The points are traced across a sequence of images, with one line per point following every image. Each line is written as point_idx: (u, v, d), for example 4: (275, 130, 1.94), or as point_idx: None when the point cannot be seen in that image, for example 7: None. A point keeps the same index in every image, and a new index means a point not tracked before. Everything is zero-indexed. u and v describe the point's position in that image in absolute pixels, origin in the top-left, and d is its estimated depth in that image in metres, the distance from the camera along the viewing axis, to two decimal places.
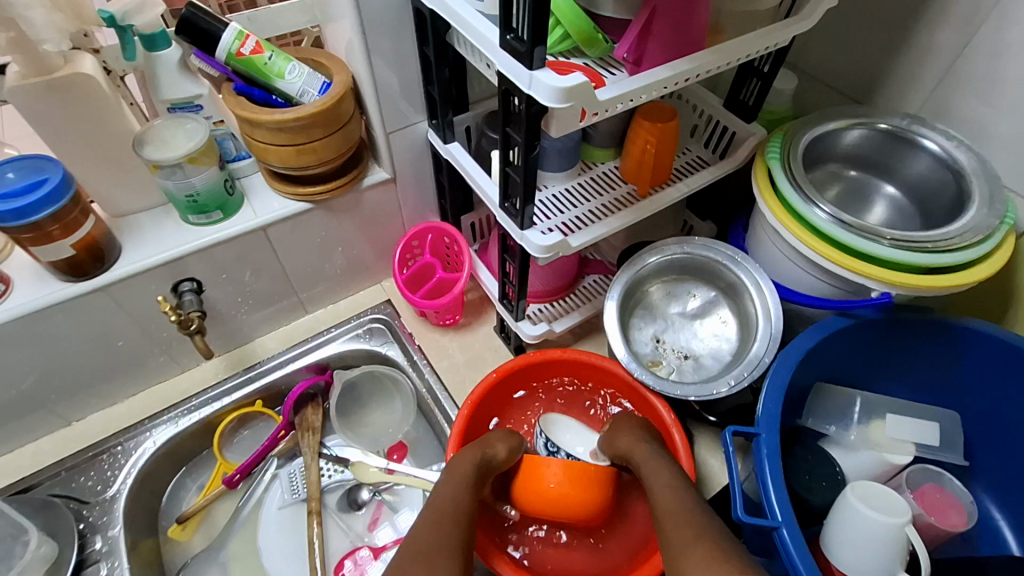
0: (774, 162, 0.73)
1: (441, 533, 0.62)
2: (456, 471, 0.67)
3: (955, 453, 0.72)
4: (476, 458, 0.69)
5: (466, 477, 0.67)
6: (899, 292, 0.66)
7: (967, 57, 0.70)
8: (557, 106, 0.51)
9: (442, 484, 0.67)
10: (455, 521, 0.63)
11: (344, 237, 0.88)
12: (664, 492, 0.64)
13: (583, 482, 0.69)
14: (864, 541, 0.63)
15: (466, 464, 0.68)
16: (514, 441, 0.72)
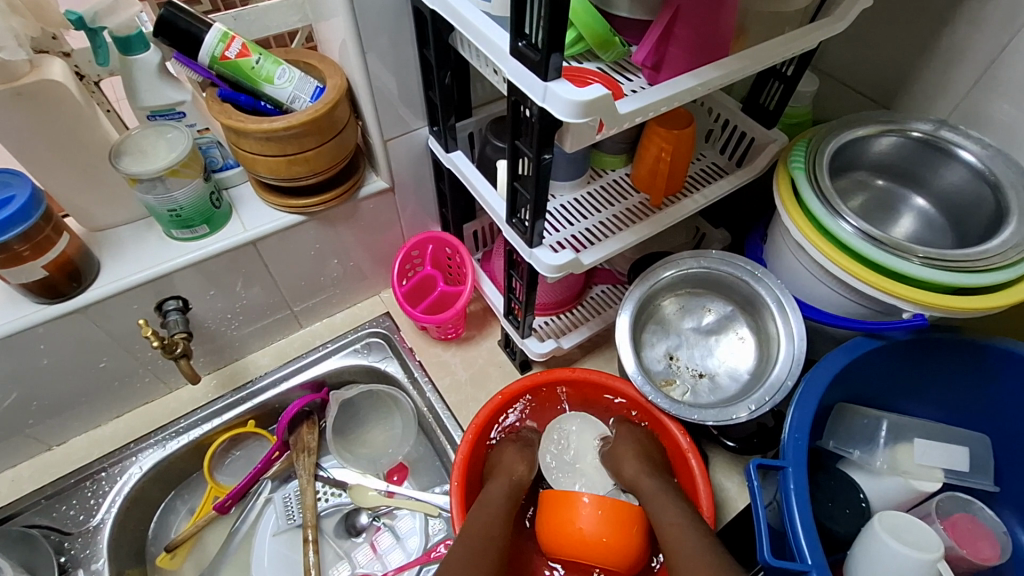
0: (798, 171, 0.69)
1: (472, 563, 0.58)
2: (488, 502, 0.65)
3: (986, 478, 0.69)
4: (511, 492, 0.68)
5: (495, 509, 0.64)
6: (933, 314, 0.62)
7: (1004, 60, 0.66)
8: (574, 121, 0.46)
9: (471, 510, 0.64)
10: (489, 553, 0.60)
11: (340, 248, 0.83)
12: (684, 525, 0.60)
13: (614, 529, 0.63)
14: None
15: (501, 496, 0.66)
16: (530, 458, 0.73)
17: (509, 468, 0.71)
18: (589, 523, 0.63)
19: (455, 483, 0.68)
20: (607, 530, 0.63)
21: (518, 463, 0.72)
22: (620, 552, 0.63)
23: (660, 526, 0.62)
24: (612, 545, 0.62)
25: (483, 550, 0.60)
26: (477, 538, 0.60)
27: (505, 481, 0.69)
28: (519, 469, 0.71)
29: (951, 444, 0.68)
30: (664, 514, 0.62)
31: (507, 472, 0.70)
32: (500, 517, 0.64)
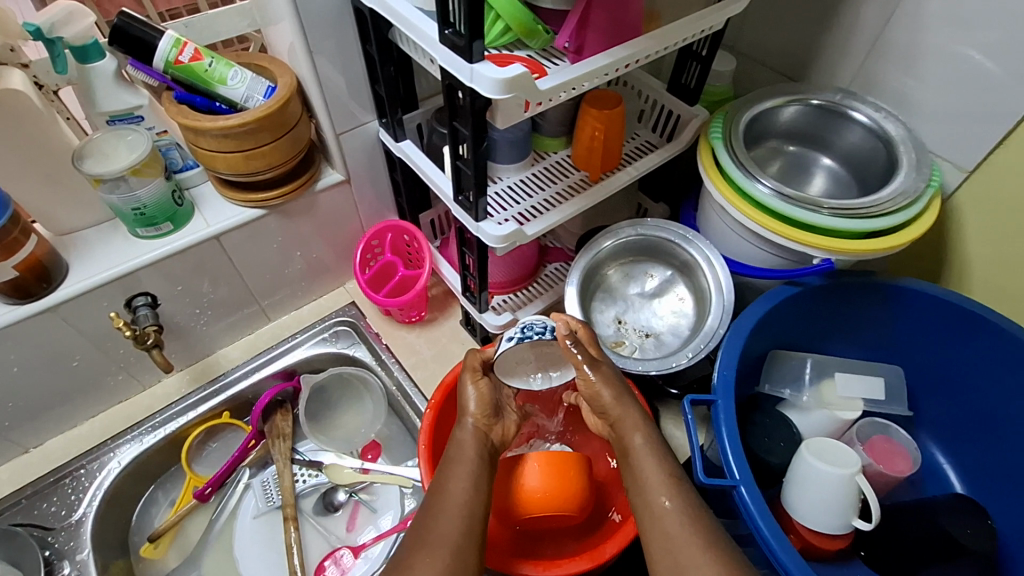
0: (717, 141, 0.76)
1: (446, 530, 0.57)
2: (457, 462, 0.63)
3: (901, 404, 0.76)
4: (481, 444, 0.66)
5: (466, 465, 0.63)
6: (839, 258, 0.70)
7: (889, 32, 0.74)
8: (498, 97, 0.51)
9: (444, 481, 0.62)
10: (467, 513, 0.59)
11: (301, 241, 0.88)
12: (666, 477, 0.61)
13: (560, 480, 0.67)
14: (820, 496, 0.65)
15: (468, 451, 0.65)
16: (485, 392, 0.69)
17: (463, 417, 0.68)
18: (533, 474, 0.67)
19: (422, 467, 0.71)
20: (551, 481, 0.67)
21: (468, 407, 0.68)
22: (568, 500, 0.67)
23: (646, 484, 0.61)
24: (560, 494, 0.67)
25: (456, 512, 0.59)
26: (451, 501, 0.59)
27: (469, 434, 0.66)
28: (470, 415, 0.68)
29: (869, 376, 0.76)
30: (644, 478, 0.61)
31: (468, 426, 0.67)
32: (469, 469, 0.62)
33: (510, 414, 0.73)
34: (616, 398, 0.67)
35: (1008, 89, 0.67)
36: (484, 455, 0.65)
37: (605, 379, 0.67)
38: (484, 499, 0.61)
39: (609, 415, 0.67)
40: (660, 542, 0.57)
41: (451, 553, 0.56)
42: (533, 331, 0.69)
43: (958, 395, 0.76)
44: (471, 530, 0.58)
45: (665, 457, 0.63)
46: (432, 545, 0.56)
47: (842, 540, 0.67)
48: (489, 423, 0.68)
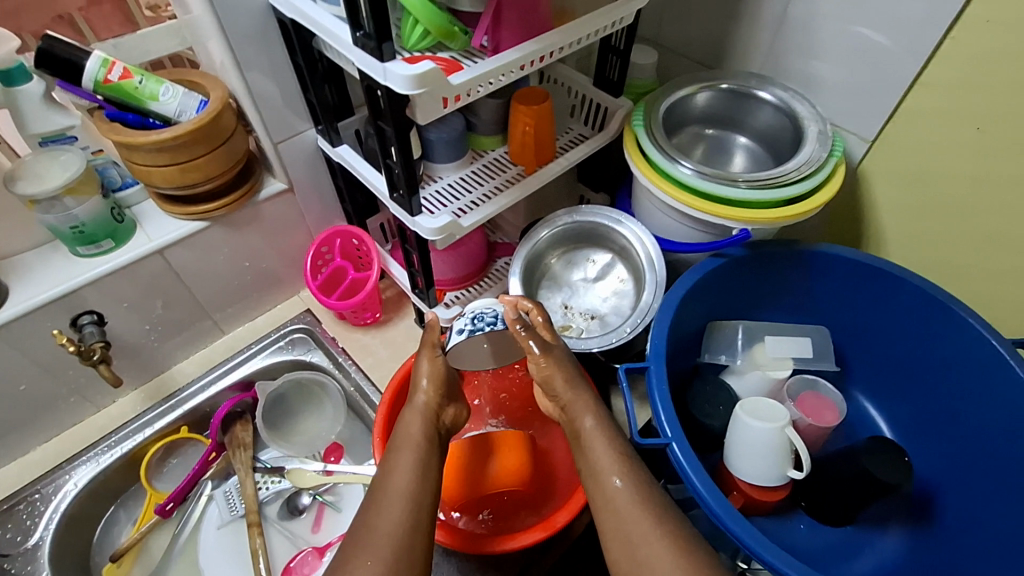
0: (639, 128, 0.80)
1: (389, 520, 0.56)
2: (404, 445, 0.63)
3: (827, 361, 0.81)
4: (430, 424, 0.66)
5: (413, 449, 0.62)
6: (755, 229, 0.75)
7: (790, 16, 0.80)
8: (413, 93, 0.54)
9: (389, 465, 0.61)
10: (412, 505, 0.58)
11: (249, 251, 0.89)
12: (618, 454, 0.61)
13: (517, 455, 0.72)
14: (755, 451, 0.69)
15: (416, 432, 0.64)
16: (439, 371, 0.70)
17: (414, 396, 0.67)
18: (481, 457, 0.71)
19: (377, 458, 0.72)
20: (510, 456, 0.71)
21: (419, 385, 0.68)
22: (517, 476, 0.70)
23: (597, 468, 0.60)
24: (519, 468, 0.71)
25: (400, 502, 0.58)
26: (395, 491, 0.58)
27: (418, 414, 0.66)
28: (421, 393, 0.68)
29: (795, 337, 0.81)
30: (595, 460, 0.61)
31: (418, 404, 0.67)
32: (417, 454, 0.62)
33: (463, 398, 0.73)
34: (568, 382, 0.67)
35: (896, 62, 0.73)
36: (432, 439, 0.64)
37: (557, 362, 0.68)
38: (433, 484, 0.60)
39: (560, 398, 0.68)
40: (610, 518, 0.57)
41: (394, 550, 0.54)
42: (483, 322, 0.69)
43: (881, 349, 0.81)
44: (417, 516, 0.57)
45: (614, 438, 0.63)
46: (374, 543, 0.55)
47: (781, 492, 0.71)
48: (439, 402, 0.68)
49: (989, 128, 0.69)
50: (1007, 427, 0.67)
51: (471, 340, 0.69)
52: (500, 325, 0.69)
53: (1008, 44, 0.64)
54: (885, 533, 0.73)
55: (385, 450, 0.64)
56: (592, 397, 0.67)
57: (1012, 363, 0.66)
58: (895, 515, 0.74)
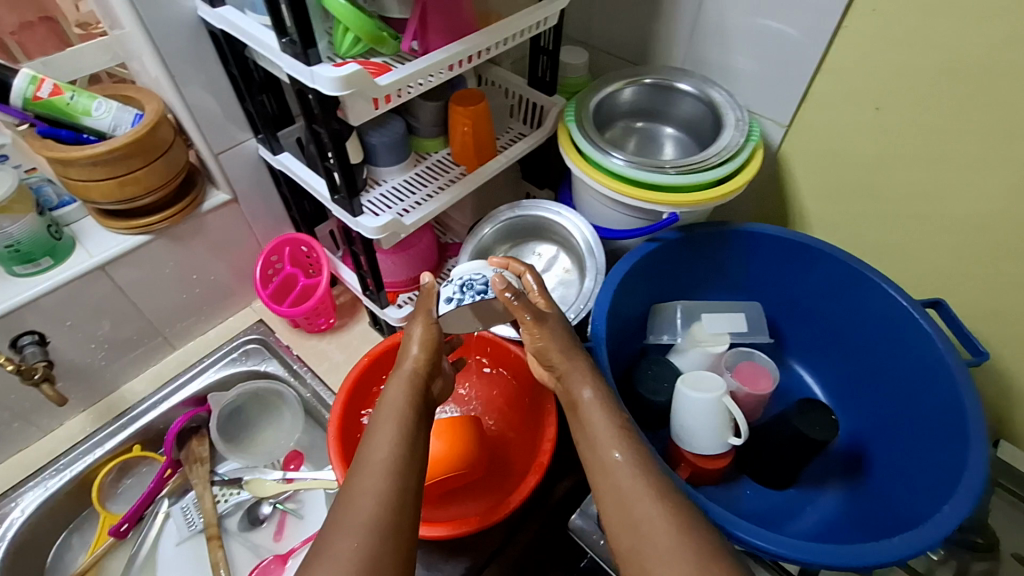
0: (571, 123, 0.84)
1: (369, 495, 0.52)
2: (386, 413, 0.60)
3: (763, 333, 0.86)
4: (417, 391, 0.63)
5: (398, 420, 0.59)
6: (684, 211, 0.79)
7: (703, 13, 0.85)
8: (340, 93, 0.55)
9: (372, 435, 0.58)
10: (396, 482, 0.54)
11: (196, 264, 0.89)
12: (619, 428, 0.59)
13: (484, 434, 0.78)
14: (699, 423, 0.72)
15: (400, 400, 0.61)
16: (428, 339, 0.68)
17: (403, 362, 0.65)
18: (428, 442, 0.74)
19: (332, 452, 0.72)
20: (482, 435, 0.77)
21: (411, 348, 0.67)
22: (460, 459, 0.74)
23: (597, 442, 0.59)
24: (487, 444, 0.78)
25: (381, 476, 0.54)
26: (375, 464, 0.55)
27: (405, 380, 0.63)
28: (412, 357, 0.66)
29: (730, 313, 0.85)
30: (593, 432, 0.59)
31: (407, 369, 0.64)
32: (401, 422, 0.59)
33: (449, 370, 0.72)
34: (568, 354, 0.65)
35: (799, 51, 0.78)
36: (419, 409, 0.61)
37: (550, 333, 0.66)
38: (418, 457, 0.57)
39: (557, 369, 0.66)
40: (610, 499, 0.55)
41: (377, 530, 0.50)
42: (473, 288, 0.71)
43: (808, 318, 0.86)
44: (402, 489, 0.53)
45: (612, 409, 0.61)
46: (353, 521, 0.50)
47: (723, 459, 0.74)
48: (428, 369, 0.65)
49: (885, 108, 0.76)
50: (917, 378, 0.73)
51: (460, 309, 0.71)
52: (490, 293, 0.71)
53: (891, 30, 0.70)
54: (823, 490, 0.77)
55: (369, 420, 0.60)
56: (593, 369, 0.66)
57: (916, 317, 0.71)
58: (832, 473, 0.79)
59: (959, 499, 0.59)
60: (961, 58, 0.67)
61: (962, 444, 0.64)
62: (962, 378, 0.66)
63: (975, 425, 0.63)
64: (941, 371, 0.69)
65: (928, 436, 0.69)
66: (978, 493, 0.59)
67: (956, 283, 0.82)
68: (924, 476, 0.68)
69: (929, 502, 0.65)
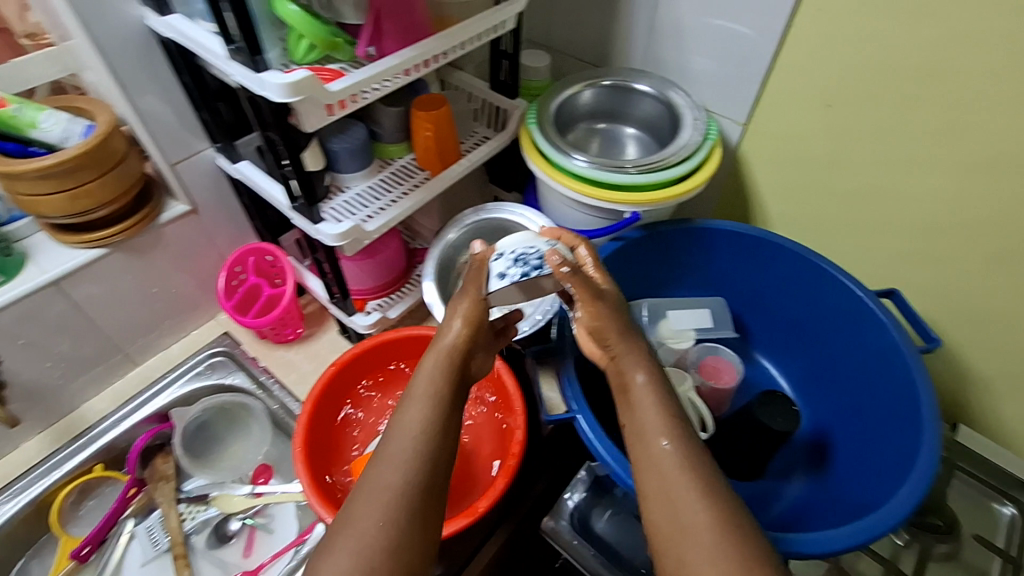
0: (532, 126, 0.84)
1: (393, 477, 0.52)
2: (419, 391, 0.58)
3: (726, 328, 0.87)
4: (455, 367, 0.60)
5: (429, 400, 0.57)
6: (645, 211, 0.81)
7: (659, 15, 0.87)
8: (290, 100, 0.55)
9: (403, 413, 0.57)
10: (425, 467, 0.54)
11: (157, 277, 0.88)
12: (670, 418, 0.57)
13: None
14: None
15: (437, 380, 0.59)
16: (475, 313, 0.63)
17: (444, 333, 0.62)
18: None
19: (299, 467, 0.71)
20: None
21: (455, 319, 0.62)
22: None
23: (643, 434, 0.56)
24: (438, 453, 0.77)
25: (407, 458, 0.53)
26: (403, 443, 0.54)
27: (444, 354, 0.60)
28: (455, 328, 0.62)
29: (694, 309, 0.87)
30: (641, 420, 0.57)
31: (448, 340, 0.61)
32: (433, 403, 0.57)
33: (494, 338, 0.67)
34: (620, 334, 0.63)
35: (752, 51, 0.80)
36: (455, 387, 0.59)
37: (608, 311, 0.63)
38: (449, 437, 0.57)
39: (612, 349, 0.63)
40: (653, 491, 0.53)
41: (402, 513, 0.51)
42: (529, 262, 0.65)
43: (770, 312, 0.88)
44: (426, 471, 0.53)
45: (666, 398, 0.59)
46: (377, 495, 0.51)
47: None
48: (473, 343, 0.62)
49: (836, 105, 0.78)
50: (875, 365, 0.75)
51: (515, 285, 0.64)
52: (545, 270, 0.64)
53: (838, 30, 0.72)
54: (789, 481, 0.79)
55: (402, 396, 0.59)
56: (646, 351, 0.62)
57: (872, 306, 0.74)
58: (798, 464, 0.80)
59: (913, 485, 0.60)
60: (903, 56, 0.69)
61: (917, 429, 0.66)
62: (916, 365, 0.69)
63: (928, 412, 0.65)
64: (896, 358, 0.71)
65: (887, 424, 0.71)
66: (931, 477, 0.60)
67: (909, 273, 0.85)
68: (884, 462, 0.69)
69: (887, 488, 0.66)
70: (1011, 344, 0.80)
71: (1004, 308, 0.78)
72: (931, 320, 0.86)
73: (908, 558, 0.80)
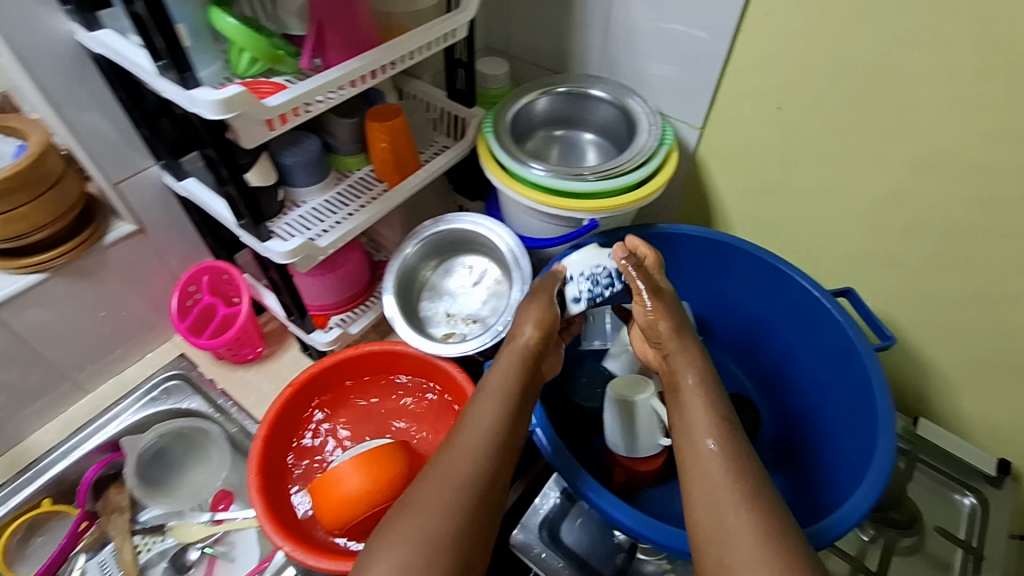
0: (489, 134, 0.83)
1: (463, 457, 0.59)
2: (492, 386, 0.65)
3: None
4: (525, 366, 0.67)
5: (501, 394, 0.64)
6: (603, 218, 0.80)
7: (613, 21, 0.86)
8: (222, 117, 0.54)
9: (475, 407, 0.63)
10: (494, 453, 0.60)
11: (104, 301, 0.84)
12: (721, 419, 0.59)
13: (377, 459, 0.71)
14: (642, 423, 0.72)
15: (510, 374, 0.66)
16: (543, 319, 0.70)
17: (518, 336, 0.69)
18: (352, 478, 0.70)
19: (254, 495, 0.70)
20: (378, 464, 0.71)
21: (525, 325, 0.70)
22: (393, 486, 0.71)
23: (691, 433, 0.59)
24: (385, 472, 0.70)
25: (477, 441, 0.60)
26: (476, 432, 0.60)
27: (516, 353, 0.68)
28: (525, 333, 0.69)
29: None
30: (690, 418, 0.60)
31: (520, 341, 0.69)
32: (505, 397, 0.63)
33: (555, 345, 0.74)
34: (674, 337, 0.67)
35: (704, 54, 0.80)
36: (525, 386, 0.66)
37: (664, 309, 0.68)
38: (513, 431, 0.62)
39: (664, 347, 0.67)
40: (698, 491, 0.55)
41: (467, 492, 0.57)
42: (601, 283, 0.75)
43: (733, 314, 0.88)
44: (492, 460, 0.59)
45: (715, 398, 0.61)
46: (447, 479, 0.57)
47: (659, 460, 0.75)
48: (540, 346, 0.69)
49: (787, 107, 0.78)
50: (833, 365, 0.75)
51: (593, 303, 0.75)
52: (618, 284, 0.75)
53: (786, 30, 0.72)
54: None
55: (476, 390, 0.66)
56: (698, 356, 0.65)
57: (828, 306, 0.74)
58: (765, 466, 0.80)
59: (868, 487, 0.61)
60: (850, 54, 0.69)
61: (873, 428, 0.66)
62: (872, 365, 0.69)
63: (882, 411, 0.66)
64: (852, 357, 0.72)
65: (846, 424, 0.72)
66: (885, 479, 0.61)
67: (866, 271, 0.86)
68: (847, 462, 0.70)
69: (849, 486, 0.67)
70: (967, 336, 0.81)
71: (957, 301, 0.79)
72: (889, 317, 0.87)
73: (873, 554, 0.80)
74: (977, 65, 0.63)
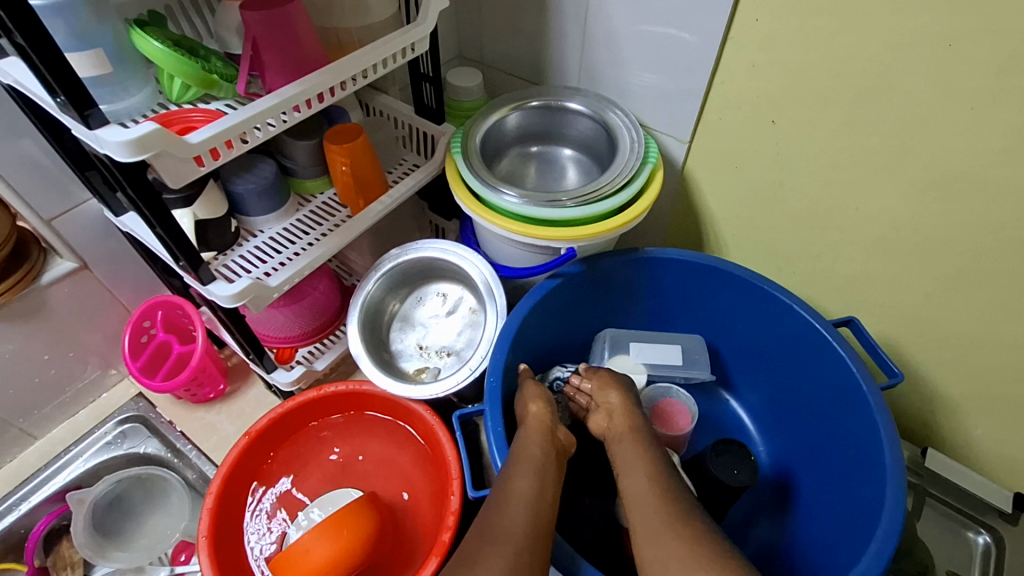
0: (456, 155, 0.77)
1: (516, 526, 0.54)
2: (524, 460, 0.60)
3: (701, 368, 0.79)
4: (546, 439, 0.63)
5: (530, 466, 0.59)
6: (580, 245, 0.73)
7: (590, 27, 0.79)
8: (135, 159, 0.48)
9: (514, 474, 0.58)
10: (529, 514, 0.55)
11: (48, 342, 0.79)
12: (648, 458, 0.60)
13: (346, 527, 0.65)
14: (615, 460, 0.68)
15: (538, 448, 0.61)
16: (546, 397, 0.68)
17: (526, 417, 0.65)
18: (317, 548, 0.63)
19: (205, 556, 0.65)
20: (340, 535, 0.64)
21: (530, 402, 0.66)
22: (360, 549, 0.65)
23: (629, 473, 0.59)
24: (352, 542, 0.64)
25: (523, 509, 0.55)
26: (522, 495, 0.56)
27: (535, 431, 0.63)
28: (532, 411, 0.66)
29: (665, 345, 0.80)
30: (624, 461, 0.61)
31: (530, 418, 0.65)
32: (539, 471, 0.59)
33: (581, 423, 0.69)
34: (608, 388, 0.68)
35: (691, 61, 0.73)
36: (552, 456, 0.61)
37: (607, 376, 0.70)
38: (551, 495, 0.58)
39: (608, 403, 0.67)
40: (643, 526, 0.54)
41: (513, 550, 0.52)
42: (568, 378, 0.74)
43: (723, 340, 0.82)
44: (538, 530, 0.54)
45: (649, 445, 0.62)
46: (498, 538, 0.53)
47: None
48: (551, 418, 0.65)
49: (781, 122, 0.71)
50: (835, 399, 0.70)
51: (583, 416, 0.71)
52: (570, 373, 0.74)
53: (781, 35, 0.65)
54: (752, 528, 0.74)
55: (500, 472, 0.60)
56: (627, 403, 0.67)
57: (828, 337, 0.69)
58: (762, 506, 0.75)
59: (873, 556, 0.55)
60: (848, 59, 0.62)
61: (879, 479, 0.61)
62: (878, 407, 0.64)
63: (891, 465, 0.60)
64: (857, 395, 0.66)
65: (847, 468, 0.67)
66: (892, 550, 0.55)
67: (867, 296, 0.79)
68: (851, 511, 0.64)
69: (856, 539, 0.61)
70: (979, 366, 0.75)
71: (970, 327, 0.73)
72: (893, 344, 0.81)
73: None
74: (996, 72, 0.56)
